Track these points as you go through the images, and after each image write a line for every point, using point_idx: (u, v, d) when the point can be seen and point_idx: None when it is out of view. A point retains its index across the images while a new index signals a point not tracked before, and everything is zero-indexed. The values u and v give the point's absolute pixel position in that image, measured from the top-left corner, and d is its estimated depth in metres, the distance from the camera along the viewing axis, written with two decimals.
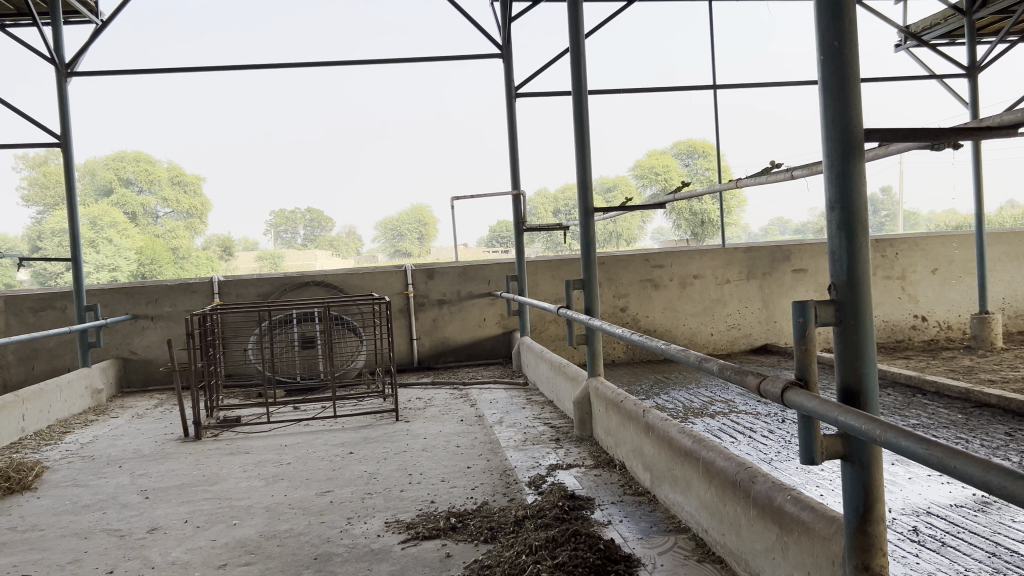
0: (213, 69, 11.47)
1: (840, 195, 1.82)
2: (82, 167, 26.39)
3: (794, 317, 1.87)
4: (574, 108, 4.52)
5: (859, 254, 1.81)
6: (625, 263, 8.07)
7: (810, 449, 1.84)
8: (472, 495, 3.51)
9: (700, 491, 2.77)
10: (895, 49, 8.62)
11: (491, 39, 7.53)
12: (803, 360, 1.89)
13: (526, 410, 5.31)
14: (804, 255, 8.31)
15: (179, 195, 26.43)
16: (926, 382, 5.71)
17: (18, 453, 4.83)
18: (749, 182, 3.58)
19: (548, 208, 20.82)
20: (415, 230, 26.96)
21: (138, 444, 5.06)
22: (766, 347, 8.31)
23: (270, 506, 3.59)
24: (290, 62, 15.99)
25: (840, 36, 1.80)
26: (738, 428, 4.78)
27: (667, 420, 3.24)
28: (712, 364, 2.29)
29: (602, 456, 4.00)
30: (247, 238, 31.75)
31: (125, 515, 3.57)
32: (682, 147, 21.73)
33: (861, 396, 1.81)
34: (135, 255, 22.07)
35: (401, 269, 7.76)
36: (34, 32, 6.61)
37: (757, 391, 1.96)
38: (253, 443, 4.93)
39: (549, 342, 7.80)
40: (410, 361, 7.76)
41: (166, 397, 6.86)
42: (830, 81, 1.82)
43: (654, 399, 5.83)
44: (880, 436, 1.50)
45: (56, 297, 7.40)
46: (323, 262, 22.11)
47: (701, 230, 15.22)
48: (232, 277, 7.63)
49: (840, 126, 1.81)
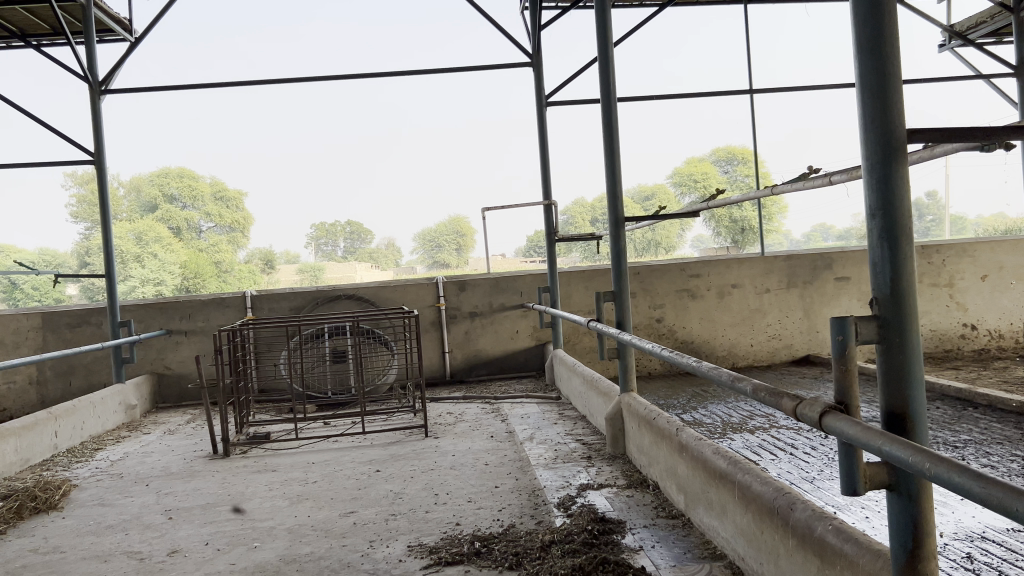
0: (246, 84, 11.56)
1: (881, 202, 1.67)
2: (126, 183, 26.88)
3: (833, 334, 1.73)
4: (603, 116, 4.37)
5: (903, 265, 1.66)
6: (660, 273, 7.88)
7: (853, 479, 1.69)
8: (498, 518, 3.39)
9: (736, 517, 2.61)
10: (938, 49, 8.32)
11: (521, 48, 7.40)
12: (842, 380, 1.73)
13: (558, 426, 5.17)
14: (846, 262, 8.07)
15: (222, 209, 26.74)
16: (977, 395, 5.45)
17: (49, 471, 4.80)
18: (786, 188, 3.39)
19: (586, 217, 20.83)
20: (453, 241, 26.98)
21: (167, 461, 5.02)
22: (809, 357, 8.08)
23: (293, 527, 3.50)
24: (323, 77, 16.17)
25: (879, 33, 1.66)
26: (778, 444, 4.59)
27: (701, 440, 3.09)
28: (744, 385, 2.14)
29: (635, 475, 3.86)
30: (288, 252, 32.06)
31: (146, 536, 3.51)
32: (722, 154, 21.51)
33: (907, 420, 1.65)
34: (180, 270, 22.26)
35: (432, 281, 7.67)
36: (67, 51, 6.63)
37: (793, 414, 1.81)
38: (281, 460, 4.86)
39: (583, 354, 7.65)
40: (442, 375, 7.67)
41: (198, 412, 6.84)
42: (868, 83, 1.68)
43: (691, 414, 5.65)
44: (928, 469, 1.35)
45: (91, 313, 7.42)
46: (363, 274, 22.25)
47: (741, 237, 15.06)
48: (264, 291, 7.61)
49: (880, 130, 1.66)
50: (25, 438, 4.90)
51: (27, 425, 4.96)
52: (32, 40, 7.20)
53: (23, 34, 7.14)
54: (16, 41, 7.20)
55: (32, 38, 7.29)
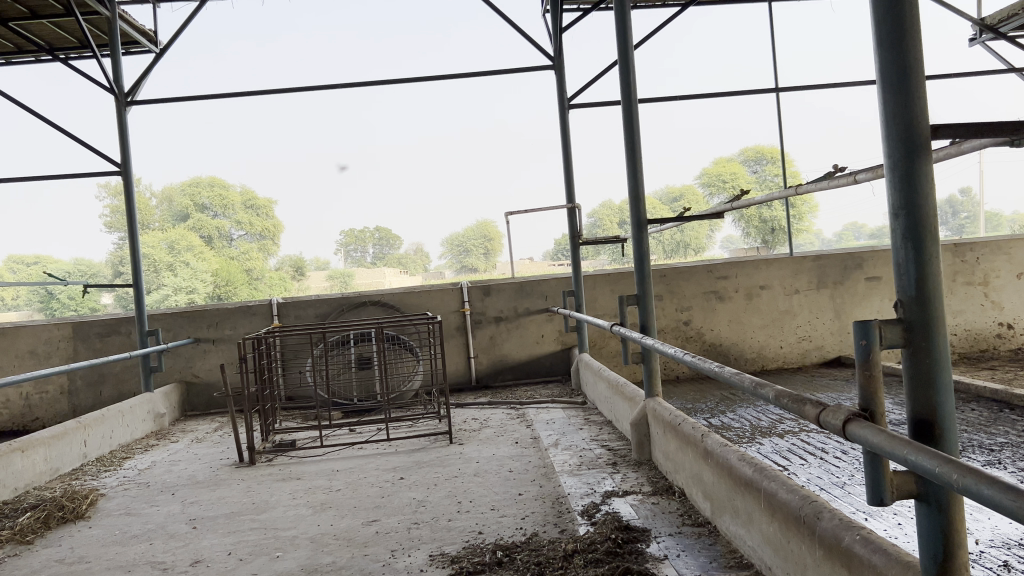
0: (272, 93, 11.66)
1: (906, 201, 1.61)
2: (159, 193, 27.33)
3: (857, 338, 1.66)
4: (625, 120, 4.30)
5: (930, 265, 1.60)
6: (687, 276, 7.79)
7: (880, 488, 1.63)
8: (521, 526, 3.35)
9: (762, 526, 2.55)
10: (968, 43, 8.09)
11: (543, 51, 7.33)
12: (867, 387, 1.66)
13: (584, 431, 5.11)
14: (877, 262, 7.93)
15: (252, 218, 27.20)
16: (1015, 396, 5.31)
17: (78, 481, 4.84)
18: (810, 189, 3.30)
19: (614, 220, 20.87)
20: (480, 246, 27.04)
21: (193, 470, 5.03)
22: (840, 359, 7.93)
23: (315, 537, 3.48)
24: (348, 85, 16.32)
25: (902, 30, 1.60)
26: (808, 448, 4.50)
27: (726, 446, 3.02)
28: (766, 390, 2.07)
29: (661, 481, 3.79)
30: (318, 258, 32.48)
31: (170, 546, 3.51)
32: (751, 154, 21.32)
33: (936, 426, 1.59)
34: (211, 277, 22.59)
35: (457, 286, 7.65)
36: (92, 63, 6.68)
37: (816, 421, 1.74)
38: (306, 467, 4.86)
39: (609, 359, 7.58)
40: (467, 380, 7.65)
41: (225, 420, 6.88)
42: (889, 79, 1.62)
43: (719, 418, 5.56)
44: (957, 481, 1.29)
45: (120, 322, 7.49)
46: (392, 279, 22.48)
47: (771, 237, 14.98)
48: (290, 299, 7.64)
49: (904, 128, 1.60)
50: (54, 447, 4.94)
51: (57, 435, 5.00)
52: (60, 54, 7.29)
53: (51, 48, 7.22)
54: (44, 54, 7.29)
55: (60, 52, 7.38)
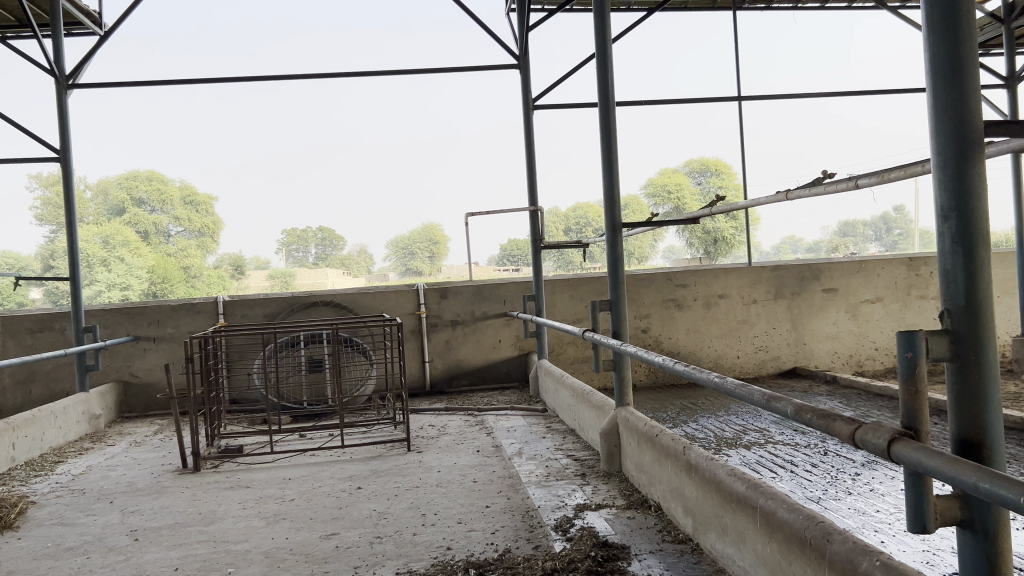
0: (220, 81, 11.37)
1: (956, 203, 1.49)
2: (93, 185, 26.44)
3: (900, 350, 1.53)
4: (601, 118, 4.14)
5: (980, 269, 1.48)
6: (646, 282, 7.70)
7: (922, 514, 1.49)
8: (492, 541, 3.17)
9: (756, 545, 2.41)
10: None
11: (509, 49, 7.11)
12: (912, 404, 1.52)
13: (547, 440, 4.95)
14: (833, 274, 7.96)
15: (191, 214, 26.50)
16: None
17: (5, 486, 4.50)
18: (797, 194, 3.14)
19: (560, 226, 21.18)
20: (426, 248, 26.91)
21: (133, 475, 4.73)
22: (795, 370, 7.95)
23: (269, 551, 3.24)
24: (295, 78, 16.09)
25: (956, 32, 1.47)
26: (777, 460, 4.42)
27: (713, 461, 2.88)
28: (783, 406, 1.93)
29: (634, 495, 3.65)
30: (259, 257, 32.34)
31: (110, 560, 3.23)
32: (695, 165, 22.38)
33: (983, 449, 1.47)
34: (147, 274, 21.92)
35: (413, 288, 7.43)
36: (32, 43, 6.28)
37: (852, 440, 1.60)
38: (256, 475, 4.59)
39: (568, 364, 7.46)
40: (421, 385, 7.42)
41: (166, 423, 6.54)
42: (942, 67, 1.49)
43: (682, 428, 5.46)
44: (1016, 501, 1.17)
45: (55, 318, 7.10)
46: (334, 280, 22.39)
47: (713, 248, 15.48)
48: (236, 297, 7.33)
49: (954, 122, 1.48)
50: None
51: None
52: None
53: None
54: None
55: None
